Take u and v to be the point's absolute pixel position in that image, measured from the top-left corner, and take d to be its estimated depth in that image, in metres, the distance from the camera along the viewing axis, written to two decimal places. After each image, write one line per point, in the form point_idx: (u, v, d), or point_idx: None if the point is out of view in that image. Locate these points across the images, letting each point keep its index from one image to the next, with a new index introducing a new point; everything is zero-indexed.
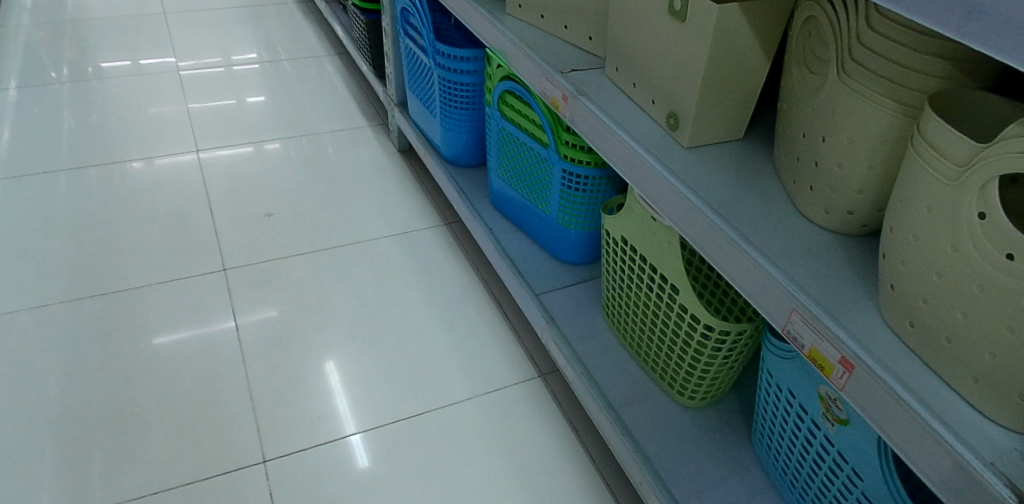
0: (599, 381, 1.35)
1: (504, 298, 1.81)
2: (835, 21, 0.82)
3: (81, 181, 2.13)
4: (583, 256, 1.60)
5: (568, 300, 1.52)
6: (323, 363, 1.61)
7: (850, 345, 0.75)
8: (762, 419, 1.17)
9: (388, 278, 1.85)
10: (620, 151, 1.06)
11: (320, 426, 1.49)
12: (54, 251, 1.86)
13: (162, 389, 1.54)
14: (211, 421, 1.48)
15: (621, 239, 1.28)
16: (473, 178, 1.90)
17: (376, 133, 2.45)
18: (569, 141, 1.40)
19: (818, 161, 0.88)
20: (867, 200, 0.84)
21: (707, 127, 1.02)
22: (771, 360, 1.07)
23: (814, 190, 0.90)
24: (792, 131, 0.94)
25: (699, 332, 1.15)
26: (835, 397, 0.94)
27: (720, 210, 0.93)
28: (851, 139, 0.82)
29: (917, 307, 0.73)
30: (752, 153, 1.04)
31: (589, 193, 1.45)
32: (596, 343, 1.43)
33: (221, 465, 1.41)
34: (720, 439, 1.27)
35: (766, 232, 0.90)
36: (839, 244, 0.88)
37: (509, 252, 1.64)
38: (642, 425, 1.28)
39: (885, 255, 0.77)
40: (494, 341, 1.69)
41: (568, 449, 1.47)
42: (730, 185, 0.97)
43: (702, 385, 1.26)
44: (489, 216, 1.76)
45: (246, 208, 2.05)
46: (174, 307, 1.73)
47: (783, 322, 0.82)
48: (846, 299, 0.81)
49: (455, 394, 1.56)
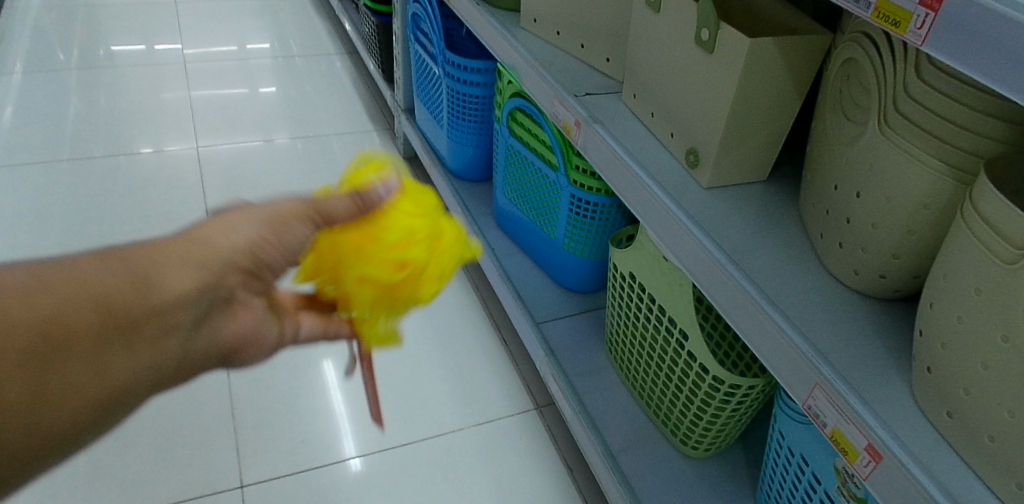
0: (597, 422, 1.28)
1: (502, 321, 1.74)
2: (879, 67, 0.74)
3: (78, 171, 2.06)
4: (588, 284, 1.52)
5: (570, 331, 1.45)
6: (313, 381, 1.54)
7: (880, 432, 0.68)
8: (769, 480, 1.10)
9: None
10: (632, 187, 0.98)
11: (305, 449, 1.41)
12: (45, 243, 1.80)
13: None
14: (189, 438, 1.41)
15: (629, 274, 1.20)
16: (478, 193, 1.83)
17: (383, 137, 2.38)
18: (579, 165, 1.33)
19: (851, 217, 0.80)
20: (904, 265, 0.77)
21: (728, 167, 0.95)
22: (784, 421, 1.00)
23: (843, 248, 0.82)
24: (821, 181, 0.86)
25: (708, 383, 1.08)
26: (853, 472, 0.86)
27: (739, 262, 0.85)
28: (890, 198, 0.75)
29: (957, 395, 0.66)
30: (776, 198, 0.96)
31: (598, 221, 1.37)
32: (596, 380, 1.36)
33: (197, 486, 1.33)
34: (723, 494, 1.19)
35: (789, 290, 0.82)
36: (868, 310, 0.81)
37: (511, 275, 1.57)
38: (641, 474, 1.20)
39: (922, 333, 0.70)
40: (490, 368, 1.62)
41: (561, 490, 1.39)
42: (751, 233, 0.90)
43: (708, 436, 1.18)
44: (493, 235, 1.69)
45: None
46: None
47: (804, 397, 0.74)
48: (875, 376, 0.74)
49: (446, 422, 1.49)
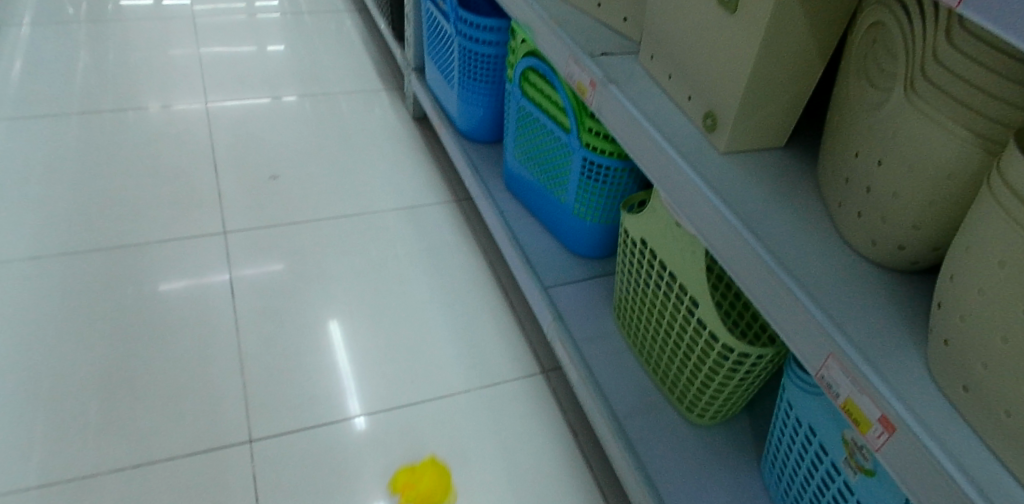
0: (604, 387, 1.28)
1: (510, 284, 1.74)
2: (908, 30, 0.72)
3: (87, 125, 2.04)
4: (598, 250, 1.51)
5: (578, 296, 1.44)
6: (320, 339, 1.54)
7: (893, 402, 0.68)
8: (774, 449, 1.10)
9: (392, 253, 1.77)
10: (648, 150, 0.97)
11: (312, 407, 1.42)
12: (54, 196, 1.79)
13: (152, 355, 1.47)
14: (199, 393, 1.42)
15: (640, 240, 1.19)
16: (488, 155, 1.80)
17: (392, 97, 2.35)
18: (592, 128, 1.30)
19: (871, 185, 0.78)
20: (924, 236, 0.75)
21: (746, 132, 0.92)
22: (791, 391, 1.00)
23: (862, 217, 0.81)
24: (842, 148, 0.84)
25: (717, 351, 1.07)
26: (861, 443, 0.87)
27: (756, 229, 0.83)
28: (913, 167, 0.73)
29: (972, 368, 0.65)
30: (794, 165, 0.94)
31: (609, 186, 1.35)
32: (604, 345, 1.35)
33: (207, 440, 1.35)
34: (728, 462, 1.19)
35: (806, 258, 0.81)
36: (885, 281, 0.80)
37: (520, 239, 1.55)
38: (647, 440, 1.21)
39: (939, 306, 0.69)
40: (497, 331, 1.62)
41: (565, 453, 1.40)
42: (768, 199, 0.88)
43: (714, 404, 1.18)
44: (502, 198, 1.67)
45: (252, 166, 1.97)
46: (169, 266, 1.65)
47: (817, 367, 0.74)
48: (890, 347, 0.73)
49: (452, 384, 1.49)
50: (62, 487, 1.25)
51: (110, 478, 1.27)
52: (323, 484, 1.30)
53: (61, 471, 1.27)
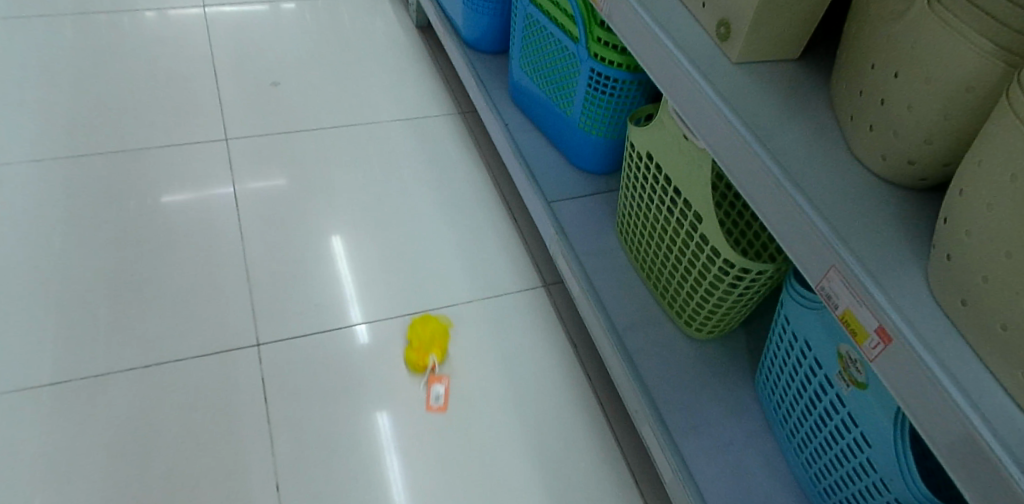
0: (605, 301, 1.29)
1: (513, 198, 1.73)
2: None
3: (82, 26, 1.99)
4: (603, 165, 1.50)
5: (581, 211, 1.44)
6: (324, 248, 1.55)
7: (890, 314, 0.69)
8: (769, 364, 1.12)
9: (396, 164, 1.76)
10: (659, 59, 0.94)
11: (317, 314, 1.44)
12: (52, 99, 1.76)
13: (158, 260, 1.48)
14: (205, 298, 1.44)
15: (647, 155, 1.18)
16: (493, 66, 1.76)
17: (395, 4, 2.28)
18: (602, 38, 1.27)
19: (885, 98, 0.77)
20: (935, 152, 0.74)
21: (760, 42, 0.89)
22: (789, 306, 1.01)
23: (873, 131, 0.79)
24: (857, 60, 0.82)
25: (718, 266, 1.07)
26: (856, 357, 0.89)
27: (766, 141, 0.82)
28: (930, 79, 0.71)
29: (972, 282, 0.66)
30: (807, 77, 0.91)
31: (617, 99, 1.33)
32: (606, 260, 1.36)
33: (215, 343, 1.37)
34: (723, 375, 1.22)
35: (814, 172, 0.80)
36: (891, 196, 0.79)
37: (525, 152, 1.54)
38: (646, 352, 1.23)
39: (944, 221, 0.69)
40: (500, 245, 1.63)
41: (564, 364, 1.43)
42: (779, 111, 0.86)
43: (712, 319, 1.19)
44: (507, 111, 1.64)
45: (253, 73, 1.93)
46: (171, 173, 1.64)
47: (818, 279, 0.75)
48: (892, 262, 0.73)
49: (455, 295, 1.51)
50: (75, 385, 1.28)
51: (121, 378, 1.30)
52: (327, 388, 1.34)
53: (73, 370, 1.30)
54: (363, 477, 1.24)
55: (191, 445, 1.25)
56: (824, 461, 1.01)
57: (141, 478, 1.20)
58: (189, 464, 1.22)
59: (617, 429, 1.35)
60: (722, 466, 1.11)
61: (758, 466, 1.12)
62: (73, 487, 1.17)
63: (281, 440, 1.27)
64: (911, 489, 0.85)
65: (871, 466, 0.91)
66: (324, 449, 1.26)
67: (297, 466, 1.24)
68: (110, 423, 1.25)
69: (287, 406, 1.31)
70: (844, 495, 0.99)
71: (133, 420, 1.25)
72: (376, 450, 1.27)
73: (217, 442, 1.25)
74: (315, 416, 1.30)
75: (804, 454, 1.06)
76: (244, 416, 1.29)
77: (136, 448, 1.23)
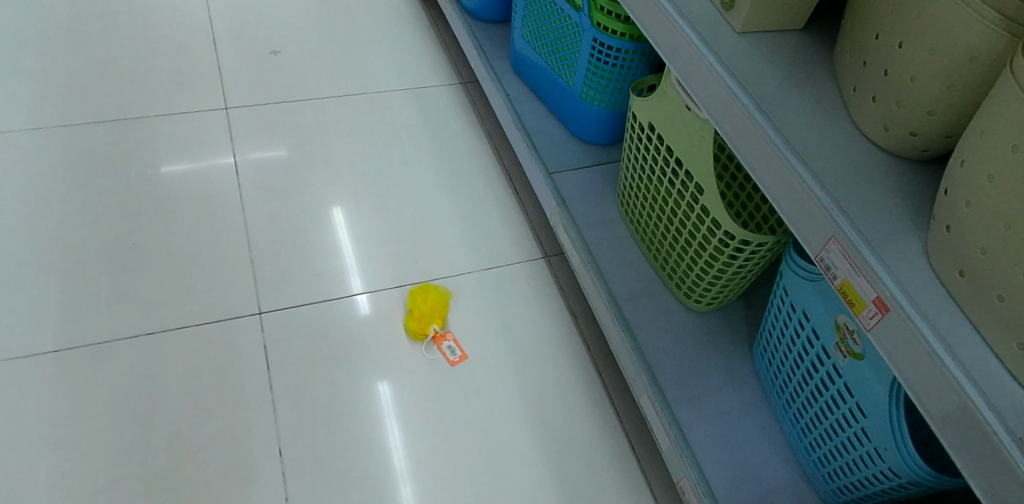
0: (605, 272, 1.30)
1: (514, 169, 1.73)
2: None
3: None
4: (604, 136, 1.49)
5: (582, 183, 1.44)
6: (325, 217, 1.55)
7: (889, 285, 0.69)
8: (767, 335, 1.13)
9: (396, 134, 1.75)
10: (663, 28, 0.94)
11: (318, 284, 1.45)
12: (50, 66, 1.74)
13: (159, 229, 1.48)
14: (207, 267, 1.44)
15: (648, 125, 1.17)
16: (495, 36, 1.75)
17: None
18: (605, 7, 1.25)
19: (889, 69, 0.77)
20: (937, 123, 0.74)
21: (765, 11, 0.89)
22: (788, 278, 1.01)
23: (876, 102, 0.79)
24: (862, 29, 0.81)
25: (718, 238, 1.08)
26: (853, 328, 0.89)
27: (768, 112, 0.82)
28: (934, 49, 0.71)
29: (972, 254, 0.66)
30: (812, 47, 0.91)
31: (619, 69, 1.32)
32: (606, 231, 1.36)
33: (217, 312, 1.38)
34: (722, 345, 1.23)
35: (816, 143, 0.80)
36: (892, 168, 0.79)
37: (526, 123, 1.53)
38: (645, 323, 1.24)
39: (946, 193, 0.70)
40: (500, 216, 1.63)
41: (564, 335, 1.44)
42: (782, 81, 0.86)
43: (712, 290, 1.20)
44: (509, 81, 1.63)
45: (252, 41, 1.91)
46: (171, 142, 1.64)
47: (817, 250, 0.75)
48: (892, 233, 0.74)
49: (456, 265, 1.52)
50: (79, 352, 1.29)
51: (124, 345, 1.31)
52: (329, 356, 1.35)
53: (77, 337, 1.31)
54: (364, 444, 1.26)
55: (195, 411, 1.26)
56: (819, 431, 1.02)
57: (146, 444, 1.22)
58: (192, 430, 1.24)
59: (615, 399, 1.37)
60: (718, 435, 1.13)
61: (754, 435, 1.13)
62: (78, 451, 1.19)
63: (283, 407, 1.28)
64: (905, 458, 0.86)
65: (866, 436, 0.92)
66: (326, 417, 1.28)
67: (300, 432, 1.26)
68: (114, 389, 1.26)
69: (289, 375, 1.32)
70: (838, 464, 1.00)
71: (137, 388, 1.27)
72: (377, 418, 1.29)
73: (220, 409, 1.27)
74: (317, 384, 1.32)
75: (800, 424, 1.08)
76: (246, 383, 1.30)
77: (140, 414, 1.24)
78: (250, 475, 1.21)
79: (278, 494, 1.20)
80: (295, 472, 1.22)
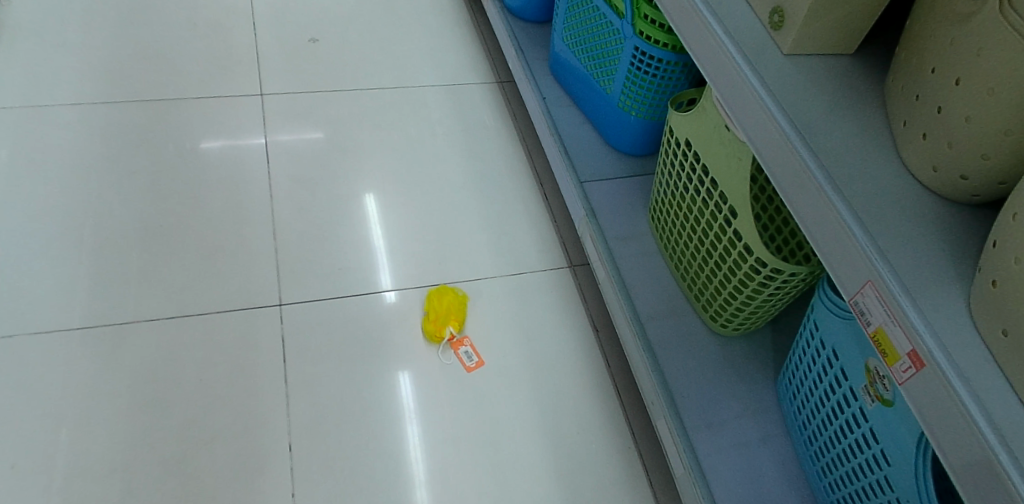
0: (631, 288, 1.27)
1: (545, 174, 1.70)
2: None
3: None
4: (639, 147, 1.45)
5: (613, 193, 1.41)
6: (353, 210, 1.55)
7: (925, 337, 0.66)
8: (793, 367, 1.09)
9: (429, 129, 1.73)
10: (706, 46, 0.90)
11: (341, 278, 1.44)
12: (93, 42, 1.76)
13: (188, 211, 1.49)
14: (232, 254, 1.44)
15: (685, 141, 1.14)
16: (536, 36, 1.72)
17: None
18: (649, 15, 1.22)
19: (943, 106, 0.73)
20: (991, 168, 0.70)
21: (815, 34, 0.84)
22: (820, 312, 0.97)
23: (925, 140, 0.75)
24: (919, 61, 0.76)
25: (749, 264, 1.04)
26: (883, 374, 0.86)
27: (811, 144, 0.79)
28: (993, 89, 0.67)
29: (1018, 312, 0.63)
30: (862, 75, 0.86)
31: (659, 81, 1.28)
32: (636, 246, 1.33)
33: (240, 300, 1.38)
34: (746, 373, 1.19)
35: (859, 179, 0.76)
36: (939, 212, 0.75)
37: (560, 127, 1.50)
38: (668, 343, 1.21)
39: (994, 245, 0.66)
40: (528, 221, 1.61)
41: (584, 347, 1.42)
42: (828, 110, 0.82)
43: (739, 316, 1.16)
44: (546, 83, 1.60)
45: (291, 28, 1.90)
46: (205, 125, 1.64)
47: (852, 293, 0.72)
48: (933, 282, 0.70)
49: (479, 268, 1.50)
50: (102, 330, 1.30)
51: (146, 326, 1.32)
52: (345, 352, 1.34)
53: (101, 314, 1.32)
54: (375, 446, 1.25)
55: (211, 398, 1.26)
56: (840, 473, 0.99)
57: (160, 427, 1.22)
58: (207, 416, 1.24)
59: (632, 418, 1.34)
60: (735, 464, 1.10)
61: (772, 470, 1.10)
62: (93, 429, 1.20)
63: (298, 402, 1.28)
64: None
65: (889, 485, 0.88)
66: (339, 414, 1.27)
67: (311, 428, 1.25)
68: (133, 370, 1.27)
69: (306, 368, 1.31)
70: None
71: (156, 370, 1.28)
72: (391, 419, 1.28)
73: (235, 397, 1.27)
74: (331, 380, 1.31)
75: (821, 462, 1.04)
76: (263, 374, 1.30)
77: (157, 397, 1.25)
78: (260, 468, 1.21)
79: (285, 489, 1.19)
80: (303, 469, 1.21)
